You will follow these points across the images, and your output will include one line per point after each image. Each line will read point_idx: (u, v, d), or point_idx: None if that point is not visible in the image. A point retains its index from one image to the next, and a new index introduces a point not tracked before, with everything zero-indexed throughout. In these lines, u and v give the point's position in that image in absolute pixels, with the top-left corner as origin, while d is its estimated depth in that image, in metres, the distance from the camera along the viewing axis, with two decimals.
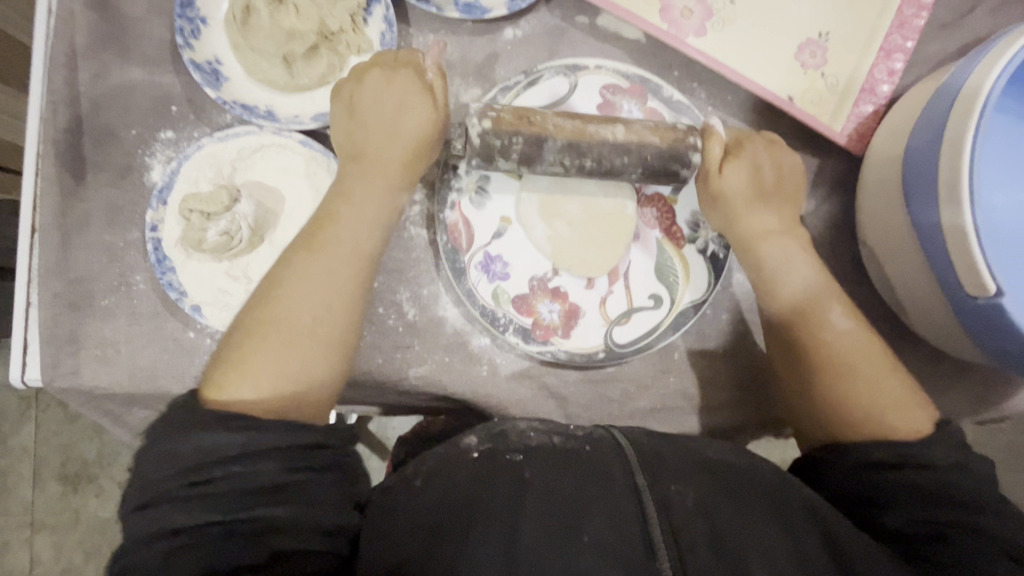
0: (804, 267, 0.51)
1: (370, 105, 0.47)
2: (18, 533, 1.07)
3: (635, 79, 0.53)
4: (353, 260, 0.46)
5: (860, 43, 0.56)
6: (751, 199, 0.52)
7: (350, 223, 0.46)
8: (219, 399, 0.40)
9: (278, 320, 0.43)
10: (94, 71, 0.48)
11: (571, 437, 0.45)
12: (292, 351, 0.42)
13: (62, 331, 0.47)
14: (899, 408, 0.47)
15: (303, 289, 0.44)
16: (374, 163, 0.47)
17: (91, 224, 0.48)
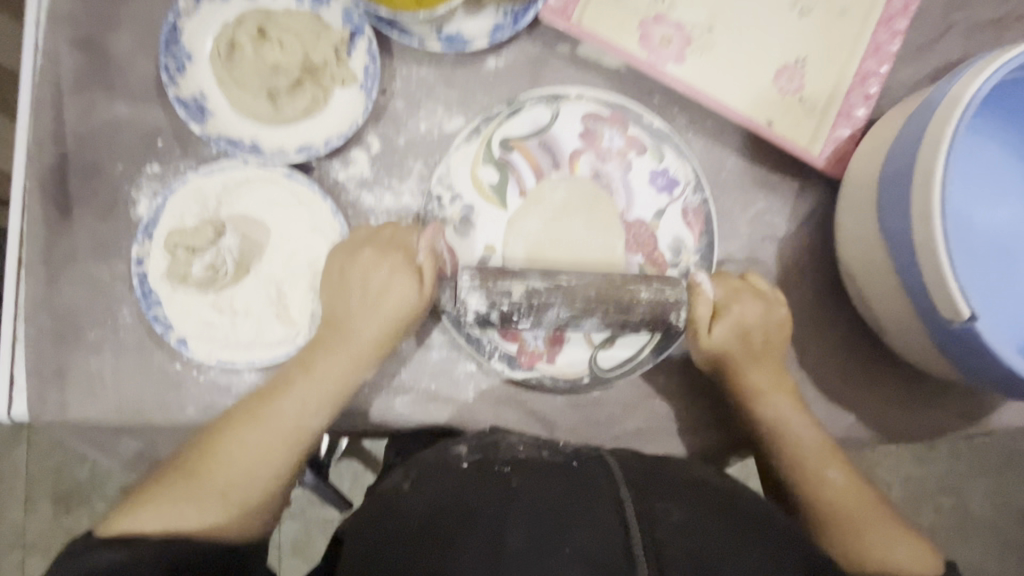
0: (797, 414, 0.52)
1: (347, 250, 0.49)
2: (10, 557, 1.07)
3: (616, 107, 0.54)
4: (290, 439, 0.46)
5: (836, 69, 0.57)
6: (756, 325, 0.53)
7: (316, 377, 0.46)
8: (117, 531, 0.41)
9: (214, 467, 0.44)
10: (80, 107, 0.49)
11: (560, 453, 0.47)
12: (207, 503, 0.43)
13: (50, 365, 0.47)
14: (884, 532, 0.49)
15: (247, 456, 0.44)
16: (350, 339, 0.47)
17: (78, 259, 0.49)
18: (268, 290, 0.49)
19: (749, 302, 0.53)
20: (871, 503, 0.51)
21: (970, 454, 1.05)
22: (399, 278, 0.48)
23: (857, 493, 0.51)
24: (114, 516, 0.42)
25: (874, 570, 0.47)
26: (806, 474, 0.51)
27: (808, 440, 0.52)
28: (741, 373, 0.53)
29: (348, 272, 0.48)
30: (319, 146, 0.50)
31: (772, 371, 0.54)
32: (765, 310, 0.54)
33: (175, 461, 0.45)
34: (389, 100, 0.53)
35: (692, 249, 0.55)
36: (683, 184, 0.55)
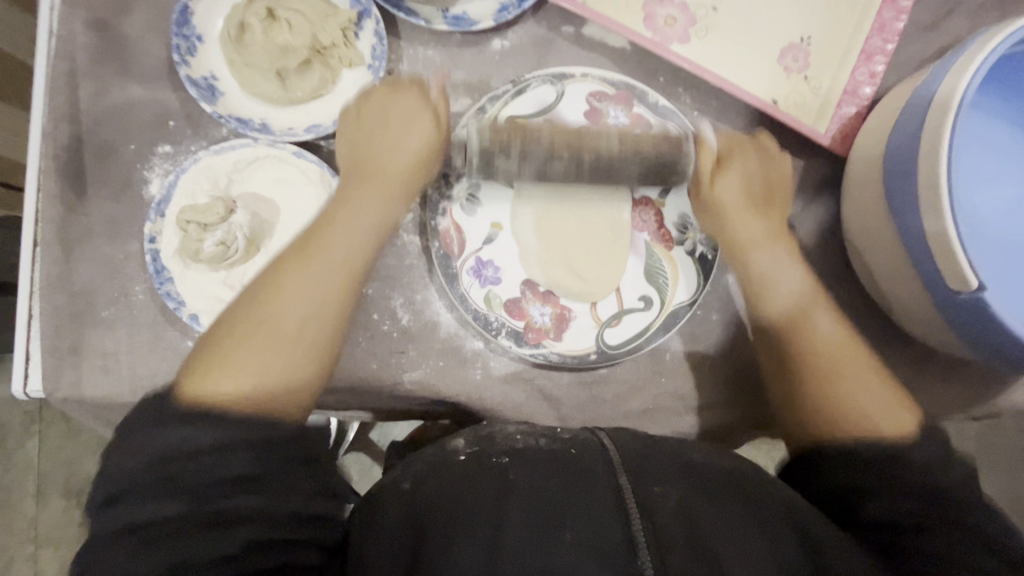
0: (790, 271, 0.53)
1: (374, 117, 0.50)
2: (21, 550, 1.08)
3: (621, 86, 0.55)
4: (340, 273, 0.46)
5: (842, 48, 0.57)
6: (747, 210, 0.54)
7: (342, 227, 0.47)
8: (196, 394, 0.39)
9: (266, 333, 0.43)
10: (94, 89, 0.50)
11: (558, 439, 0.45)
12: (279, 351, 0.43)
13: (64, 342, 0.48)
14: (860, 378, 0.49)
15: (304, 289, 0.45)
16: (388, 145, 0.50)
17: (92, 238, 0.49)
18: None
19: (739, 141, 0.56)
20: (878, 377, 0.50)
21: (982, 445, 1.04)
22: (426, 118, 0.51)
23: (859, 352, 0.51)
24: (189, 377, 0.41)
25: (857, 440, 0.46)
26: (788, 324, 0.52)
27: (792, 284, 0.53)
28: (744, 253, 0.54)
29: (377, 117, 0.50)
30: (327, 125, 0.51)
31: (741, 206, 0.54)
32: (761, 171, 0.56)
33: (217, 326, 0.44)
34: (396, 81, 0.54)
35: (697, 226, 0.56)
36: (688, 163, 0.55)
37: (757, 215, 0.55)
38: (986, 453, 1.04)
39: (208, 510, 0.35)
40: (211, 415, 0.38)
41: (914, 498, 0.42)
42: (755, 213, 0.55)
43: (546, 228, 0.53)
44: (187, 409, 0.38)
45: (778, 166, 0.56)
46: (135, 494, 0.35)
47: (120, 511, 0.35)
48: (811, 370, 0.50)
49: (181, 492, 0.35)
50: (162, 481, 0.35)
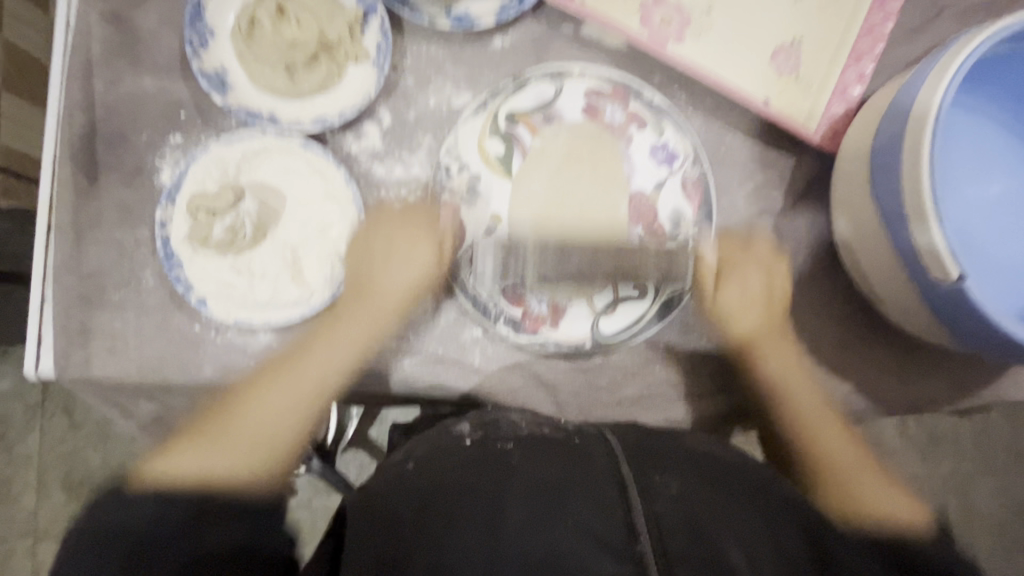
0: (751, 313, 0.58)
1: (379, 246, 0.52)
2: (21, 542, 1.09)
3: (618, 83, 0.57)
4: (318, 389, 0.50)
5: (832, 49, 0.59)
6: (750, 313, 0.58)
7: (328, 342, 0.51)
8: (155, 471, 0.44)
9: (229, 433, 0.48)
10: (109, 80, 0.52)
11: (561, 429, 0.48)
12: (233, 456, 0.47)
13: (75, 324, 0.50)
14: (874, 485, 0.53)
15: (268, 411, 0.49)
16: (387, 266, 0.52)
17: (104, 223, 0.51)
18: (284, 254, 0.51)
19: (737, 244, 0.59)
20: (870, 464, 0.55)
21: (972, 447, 1.06)
22: (420, 232, 0.53)
23: (834, 421, 0.56)
24: (153, 461, 0.45)
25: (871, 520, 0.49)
26: (816, 462, 0.55)
27: (801, 396, 0.56)
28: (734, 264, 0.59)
29: (379, 232, 0.52)
30: (332, 117, 0.53)
31: (756, 315, 0.58)
32: (761, 267, 0.58)
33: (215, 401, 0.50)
34: (400, 76, 0.56)
35: (691, 220, 0.57)
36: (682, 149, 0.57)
37: (773, 324, 0.58)
38: (976, 454, 1.06)
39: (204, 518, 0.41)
40: (168, 485, 0.42)
41: (863, 540, 0.46)
42: (771, 329, 0.57)
43: (565, 194, 0.54)
44: (148, 484, 0.42)
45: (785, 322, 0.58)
46: (135, 504, 0.40)
47: (115, 506, 0.40)
48: (828, 478, 0.54)
49: (156, 527, 0.39)
50: (165, 503, 0.41)
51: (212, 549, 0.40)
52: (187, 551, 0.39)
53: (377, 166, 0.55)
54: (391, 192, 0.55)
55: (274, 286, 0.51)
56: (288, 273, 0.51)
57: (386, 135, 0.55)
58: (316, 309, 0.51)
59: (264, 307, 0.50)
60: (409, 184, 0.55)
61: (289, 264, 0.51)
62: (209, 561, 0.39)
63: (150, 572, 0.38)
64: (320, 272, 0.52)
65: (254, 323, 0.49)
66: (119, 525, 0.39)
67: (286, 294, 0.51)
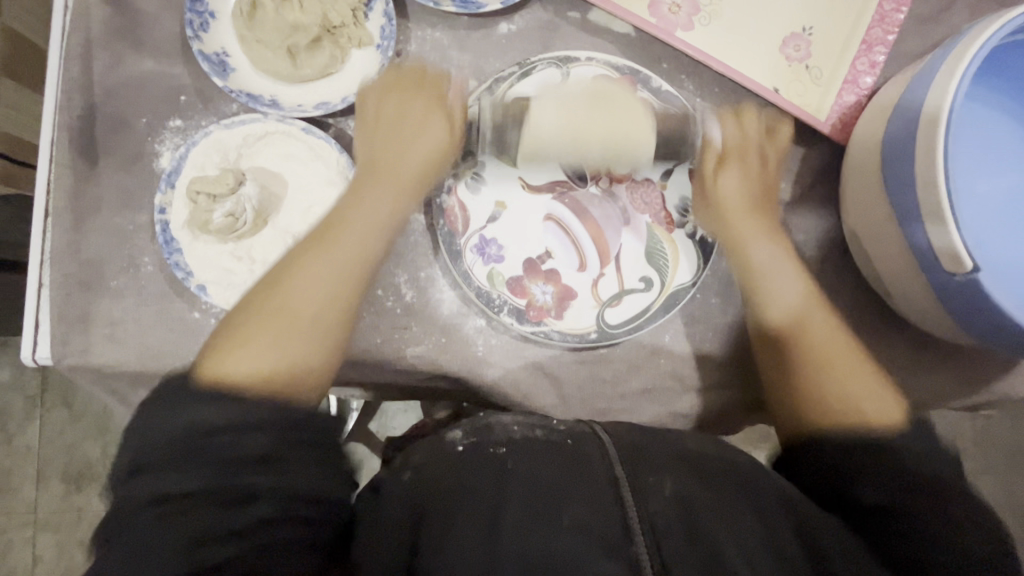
0: (778, 278, 0.54)
1: (389, 128, 0.53)
2: (20, 533, 1.08)
3: (625, 70, 0.56)
4: (361, 263, 0.48)
5: (843, 38, 0.58)
6: (747, 206, 0.56)
7: (365, 208, 0.50)
8: (214, 374, 0.42)
9: (282, 316, 0.45)
10: (107, 63, 0.51)
11: (554, 430, 0.45)
12: (295, 335, 0.45)
13: (73, 310, 0.49)
14: (845, 374, 0.50)
15: (314, 277, 0.47)
16: (397, 133, 0.52)
17: (103, 208, 0.50)
18: (285, 241, 0.50)
19: (728, 180, 0.56)
20: (865, 365, 0.51)
21: (975, 445, 1.05)
22: (435, 119, 0.53)
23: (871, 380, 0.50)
24: (204, 362, 0.43)
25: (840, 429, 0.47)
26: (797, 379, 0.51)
27: (822, 340, 0.52)
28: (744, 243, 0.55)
29: (378, 122, 0.52)
30: (335, 102, 0.52)
31: (739, 210, 0.56)
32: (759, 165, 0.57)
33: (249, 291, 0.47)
34: (404, 61, 0.55)
35: (697, 210, 0.56)
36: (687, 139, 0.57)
37: (750, 212, 0.56)
38: (981, 453, 1.05)
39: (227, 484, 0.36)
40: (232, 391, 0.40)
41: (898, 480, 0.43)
42: (748, 214, 0.56)
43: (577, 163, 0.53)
44: (208, 386, 0.40)
45: (770, 209, 0.57)
46: (159, 466, 0.36)
47: (144, 479, 0.36)
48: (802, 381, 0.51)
49: (198, 471, 0.36)
50: (190, 459, 0.36)
51: (221, 529, 0.35)
52: (210, 525, 0.35)
53: None
54: None
55: None
56: None
57: None
58: None
59: None
60: None
61: (291, 251, 0.50)
62: (227, 530, 0.35)
63: (169, 542, 0.34)
64: None
65: None
66: (161, 494, 0.35)
67: None
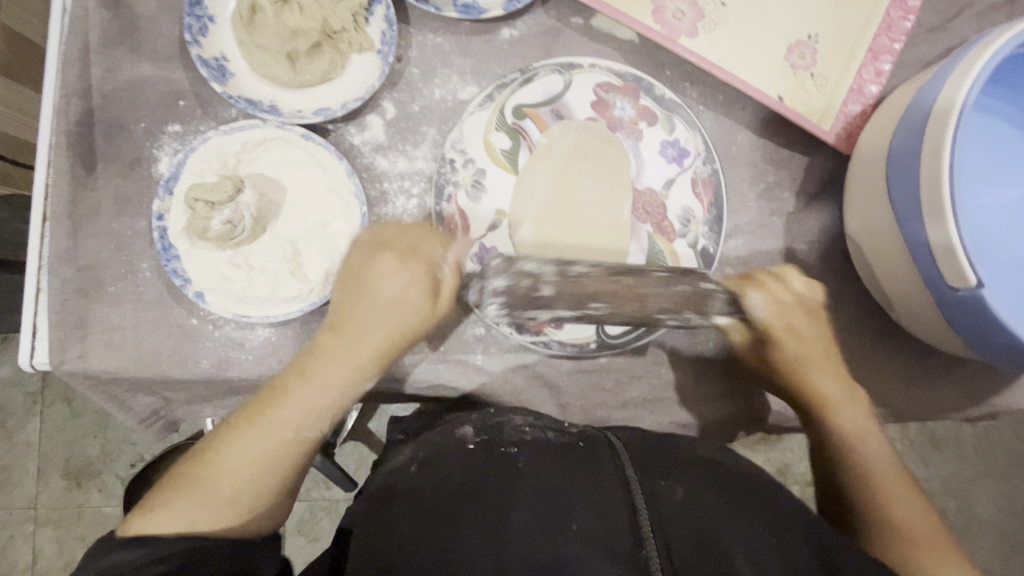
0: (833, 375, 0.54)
1: (366, 284, 0.48)
2: (21, 529, 1.09)
3: (628, 78, 0.55)
4: (287, 449, 0.47)
5: (849, 46, 0.57)
6: (821, 354, 0.54)
7: (304, 387, 0.47)
8: (136, 530, 0.42)
9: (208, 488, 0.45)
10: (106, 67, 0.50)
11: (566, 433, 0.48)
12: (207, 509, 0.44)
13: (70, 316, 0.49)
14: (938, 558, 0.47)
15: (241, 463, 0.45)
16: (355, 319, 0.48)
17: (101, 214, 0.50)
18: (284, 248, 0.50)
19: (794, 310, 0.53)
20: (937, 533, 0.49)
21: (975, 452, 1.05)
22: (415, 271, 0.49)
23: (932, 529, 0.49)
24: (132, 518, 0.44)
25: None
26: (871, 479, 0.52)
27: (881, 459, 0.53)
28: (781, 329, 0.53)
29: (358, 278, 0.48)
30: (335, 109, 0.51)
31: (822, 360, 0.54)
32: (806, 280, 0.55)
33: (186, 460, 0.47)
34: (405, 67, 0.54)
35: (701, 220, 0.55)
36: (694, 142, 0.55)
37: (841, 377, 0.54)
38: (980, 461, 1.05)
39: None
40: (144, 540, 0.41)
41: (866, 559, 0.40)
42: (833, 370, 0.54)
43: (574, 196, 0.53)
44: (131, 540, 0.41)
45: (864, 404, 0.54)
46: None
47: None
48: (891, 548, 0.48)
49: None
50: None
51: None
52: None
53: (380, 159, 0.53)
54: (394, 185, 0.54)
55: (274, 280, 0.49)
56: (287, 267, 0.50)
57: (389, 128, 0.54)
58: (315, 304, 0.49)
59: (263, 301, 0.49)
60: (412, 177, 0.54)
61: (289, 258, 0.50)
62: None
63: None
64: (320, 267, 0.50)
65: (253, 317, 0.48)
66: None
67: (286, 288, 0.50)
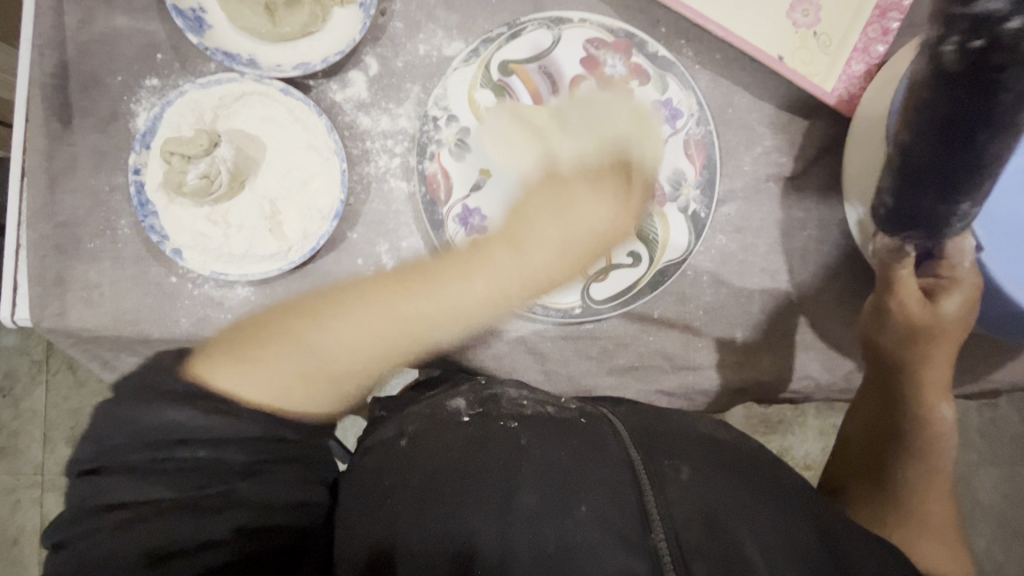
0: (942, 369, 0.51)
1: (542, 208, 0.50)
2: (29, 493, 1.11)
3: (620, 34, 0.53)
4: (404, 334, 0.48)
5: (854, 3, 0.54)
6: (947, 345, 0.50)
7: (461, 282, 0.48)
8: (203, 375, 0.42)
9: (298, 354, 0.45)
10: (80, 18, 0.49)
11: (565, 408, 0.46)
12: (303, 374, 0.45)
13: (50, 273, 0.48)
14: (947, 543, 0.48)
15: (350, 331, 0.46)
16: (517, 223, 0.50)
17: (78, 169, 0.49)
18: (262, 206, 0.49)
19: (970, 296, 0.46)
20: (948, 529, 0.49)
21: (979, 434, 1.03)
22: (605, 212, 0.50)
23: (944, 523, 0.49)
24: (206, 366, 0.43)
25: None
26: (925, 470, 0.50)
27: (943, 462, 0.51)
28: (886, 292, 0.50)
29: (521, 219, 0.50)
30: (315, 63, 0.50)
31: (954, 339, 0.49)
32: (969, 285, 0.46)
33: (277, 315, 0.48)
34: (388, 22, 0.52)
35: (693, 183, 0.53)
36: (688, 101, 0.53)
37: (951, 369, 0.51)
38: (983, 446, 1.03)
39: (195, 495, 0.37)
40: (224, 406, 0.40)
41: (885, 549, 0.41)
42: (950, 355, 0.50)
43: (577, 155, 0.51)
44: (191, 391, 0.40)
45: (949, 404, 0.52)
46: (132, 473, 0.37)
47: (108, 482, 0.37)
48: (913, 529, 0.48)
49: (171, 481, 0.37)
50: (159, 469, 0.37)
51: (191, 535, 0.36)
52: (180, 532, 0.36)
53: (362, 118, 0.52)
54: (376, 144, 0.52)
55: (251, 238, 0.49)
56: (265, 225, 0.49)
57: (372, 85, 0.52)
58: (294, 263, 0.48)
59: (240, 259, 0.48)
60: (395, 136, 0.52)
61: (267, 216, 0.49)
62: (197, 536, 0.36)
63: (131, 550, 0.35)
64: (298, 226, 0.49)
65: (231, 276, 0.47)
66: (121, 504, 0.36)
67: (264, 246, 0.49)
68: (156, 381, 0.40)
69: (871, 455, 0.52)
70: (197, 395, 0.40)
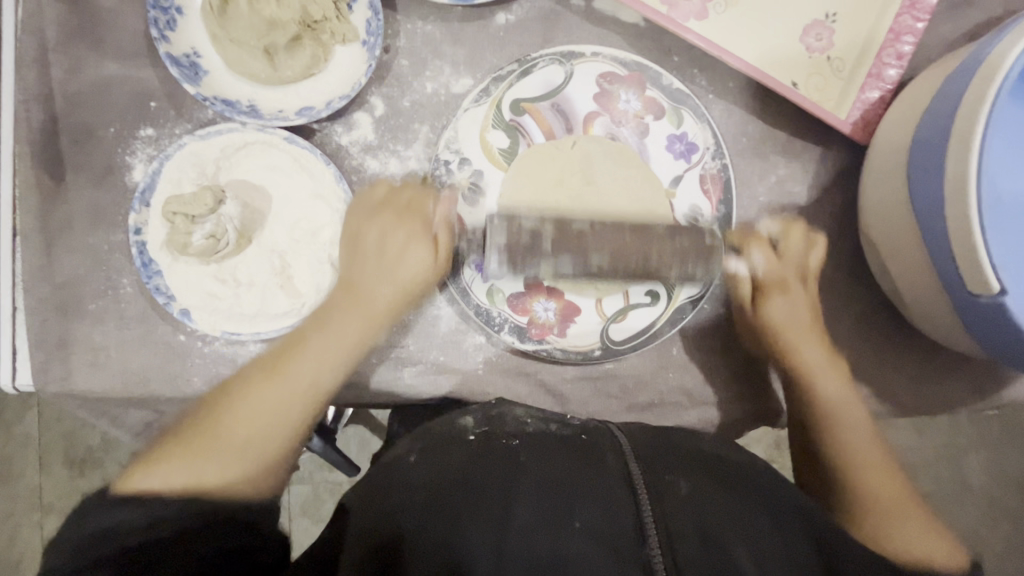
0: (807, 339, 0.52)
1: (373, 247, 0.47)
2: (27, 519, 1.08)
3: (632, 67, 0.52)
4: (303, 399, 0.44)
5: (868, 28, 0.53)
6: (801, 329, 0.52)
7: (315, 358, 0.44)
8: (127, 489, 0.38)
9: (213, 447, 0.41)
10: (68, 67, 0.46)
11: (569, 425, 0.46)
12: (211, 456, 0.41)
13: (52, 337, 0.46)
14: (910, 525, 0.46)
15: (254, 412, 0.43)
16: (359, 262, 0.47)
17: (75, 226, 0.47)
18: (271, 261, 0.47)
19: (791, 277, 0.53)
20: (904, 493, 0.48)
21: (980, 430, 1.04)
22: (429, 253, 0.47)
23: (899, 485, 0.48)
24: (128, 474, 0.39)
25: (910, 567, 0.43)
26: (862, 487, 0.48)
27: (865, 450, 0.49)
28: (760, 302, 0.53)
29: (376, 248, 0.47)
30: (319, 108, 0.48)
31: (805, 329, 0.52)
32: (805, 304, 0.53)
33: (190, 418, 0.43)
34: (393, 59, 0.50)
35: (709, 218, 0.53)
36: (704, 133, 0.52)
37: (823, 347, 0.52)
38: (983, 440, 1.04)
39: (148, 561, 0.33)
40: (140, 499, 0.37)
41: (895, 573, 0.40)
42: (812, 335, 0.52)
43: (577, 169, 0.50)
44: (120, 498, 0.37)
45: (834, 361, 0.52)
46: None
47: None
48: (864, 524, 0.46)
49: (105, 569, 0.33)
50: (88, 562, 0.33)
51: None
52: None
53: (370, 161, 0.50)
54: None
55: (263, 296, 0.47)
56: (276, 281, 0.47)
57: (379, 126, 0.50)
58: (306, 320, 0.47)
59: (252, 318, 0.47)
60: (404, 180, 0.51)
61: (278, 271, 0.47)
62: None
63: None
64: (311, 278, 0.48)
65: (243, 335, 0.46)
66: None
67: (275, 303, 0.47)
68: (78, 511, 0.36)
69: (808, 457, 0.52)
70: (119, 500, 0.37)
